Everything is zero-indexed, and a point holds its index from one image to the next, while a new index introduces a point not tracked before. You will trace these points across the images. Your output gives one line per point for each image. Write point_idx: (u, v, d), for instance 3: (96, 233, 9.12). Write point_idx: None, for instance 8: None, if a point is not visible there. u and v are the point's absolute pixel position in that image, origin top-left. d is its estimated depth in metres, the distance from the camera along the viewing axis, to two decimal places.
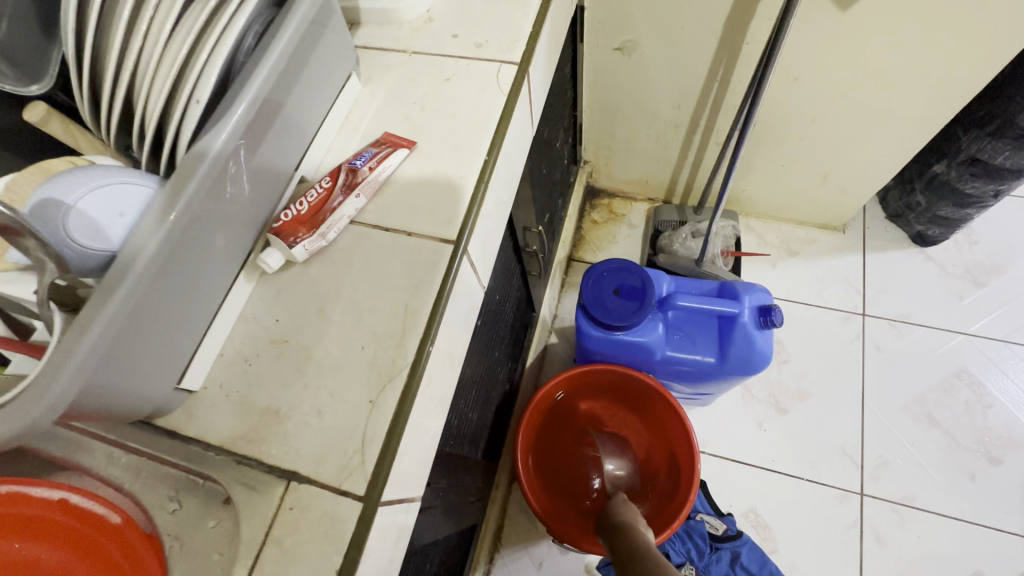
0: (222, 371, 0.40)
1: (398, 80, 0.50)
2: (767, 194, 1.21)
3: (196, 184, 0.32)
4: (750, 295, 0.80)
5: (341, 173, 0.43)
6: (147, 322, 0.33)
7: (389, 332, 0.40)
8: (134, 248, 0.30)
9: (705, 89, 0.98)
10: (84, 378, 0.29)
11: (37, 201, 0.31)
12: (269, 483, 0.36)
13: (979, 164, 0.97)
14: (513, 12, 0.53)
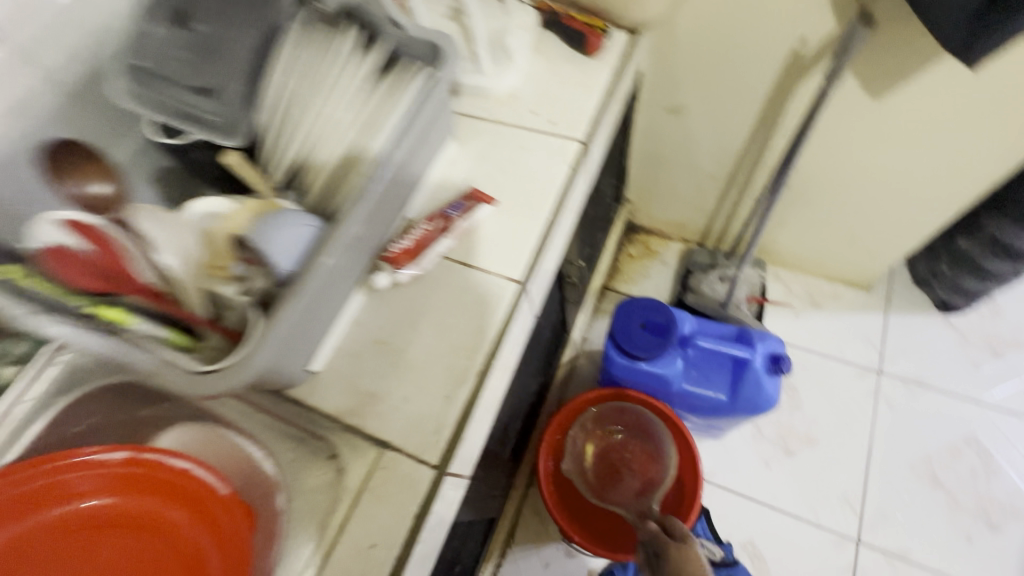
0: (336, 360, 0.53)
1: (485, 143, 0.63)
2: (797, 249, 1.29)
3: (350, 226, 0.46)
4: (764, 343, 0.90)
5: (438, 219, 0.57)
6: (303, 322, 0.46)
7: (464, 345, 0.52)
8: (308, 273, 0.43)
9: (745, 150, 1.08)
10: (267, 360, 0.42)
11: (253, 230, 0.43)
12: (367, 447, 0.49)
13: (1000, 245, 1.03)
14: (582, 97, 0.65)
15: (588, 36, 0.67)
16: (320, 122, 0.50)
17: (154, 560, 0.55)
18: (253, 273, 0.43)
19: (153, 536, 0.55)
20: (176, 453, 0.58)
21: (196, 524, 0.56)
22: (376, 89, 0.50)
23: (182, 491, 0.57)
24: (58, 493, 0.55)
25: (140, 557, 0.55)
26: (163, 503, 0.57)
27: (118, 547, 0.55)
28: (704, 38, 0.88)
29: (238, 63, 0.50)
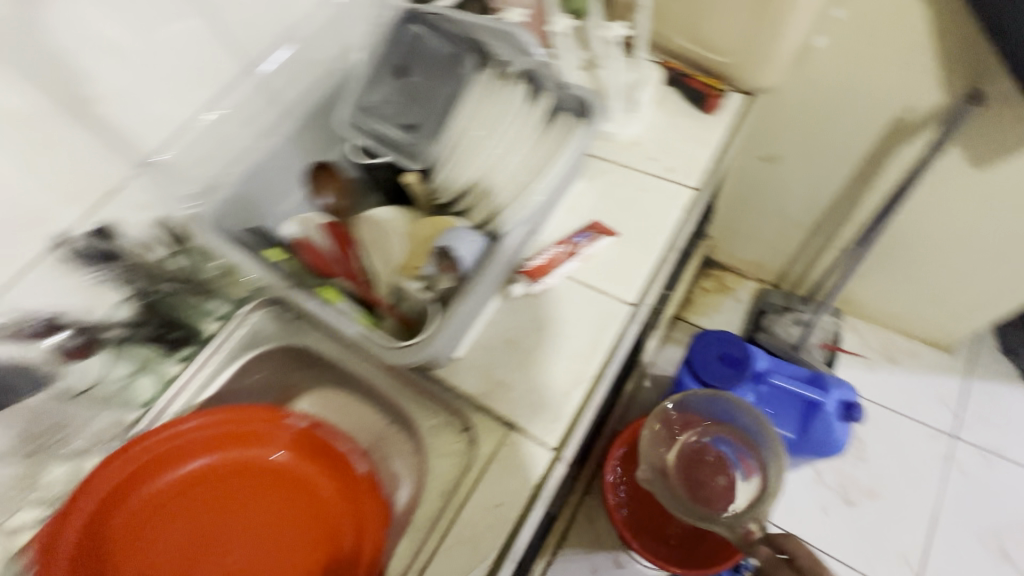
0: (475, 350, 0.64)
1: (609, 182, 0.74)
2: (877, 303, 1.30)
3: (509, 242, 0.58)
4: (839, 389, 0.95)
5: (567, 243, 0.67)
6: (462, 319, 0.57)
7: (583, 351, 0.62)
8: (476, 283, 0.55)
9: (836, 202, 1.12)
10: (438, 346, 0.54)
11: (443, 243, 0.55)
12: (497, 425, 0.60)
13: None
14: (698, 149, 0.74)
15: (708, 95, 0.76)
16: (485, 158, 0.62)
17: (304, 521, 0.63)
18: (441, 278, 0.56)
19: (308, 500, 0.65)
20: (341, 433, 0.66)
21: (341, 504, 0.64)
22: (536, 136, 0.63)
23: (337, 468, 0.65)
24: (254, 437, 0.66)
25: (295, 513, 0.64)
26: (321, 474, 0.65)
27: (282, 498, 0.65)
28: (809, 98, 0.95)
29: (435, 108, 0.65)
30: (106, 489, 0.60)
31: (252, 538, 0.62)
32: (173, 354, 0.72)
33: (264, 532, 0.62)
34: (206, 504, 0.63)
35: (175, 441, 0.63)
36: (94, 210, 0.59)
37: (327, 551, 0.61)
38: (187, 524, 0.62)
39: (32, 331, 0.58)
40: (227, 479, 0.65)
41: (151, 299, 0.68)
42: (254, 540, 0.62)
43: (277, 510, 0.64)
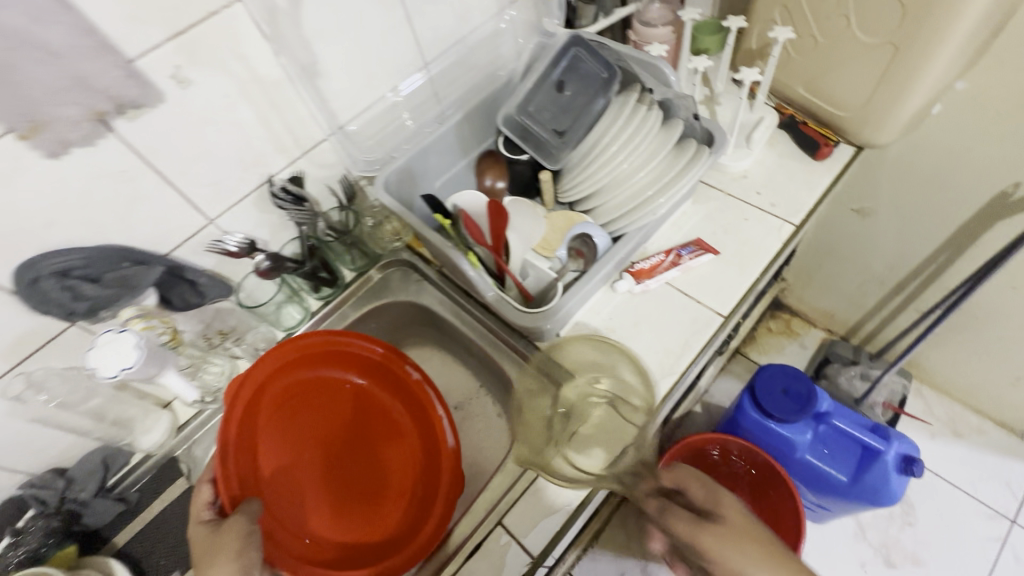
0: (576, 332, 0.73)
1: (714, 207, 0.81)
2: (949, 373, 1.30)
3: (630, 244, 0.67)
4: (900, 442, 0.97)
5: (672, 254, 0.76)
6: (578, 301, 0.66)
7: (674, 348, 0.70)
8: (598, 271, 0.64)
9: (924, 264, 1.14)
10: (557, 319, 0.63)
11: (579, 232, 0.66)
12: (588, 399, 0.68)
13: None
14: (803, 190, 0.81)
15: (822, 144, 0.82)
16: (617, 167, 0.71)
17: (393, 463, 0.74)
18: (574, 263, 0.66)
19: (398, 442, 0.75)
20: (444, 405, 0.74)
21: (426, 464, 0.73)
22: (665, 155, 0.70)
23: (433, 433, 0.74)
24: (386, 373, 0.77)
25: (390, 452, 0.75)
26: (418, 432, 0.76)
27: (385, 434, 0.76)
28: (915, 160, 0.99)
29: (578, 118, 0.74)
30: (277, 365, 0.71)
31: (356, 455, 0.74)
32: (317, 293, 0.84)
33: (361, 452, 0.74)
34: (331, 408, 0.75)
35: (336, 348, 0.75)
36: (293, 162, 0.74)
37: (404, 498, 0.72)
38: (316, 418, 0.74)
39: (236, 247, 0.70)
40: (354, 395, 0.77)
41: (314, 243, 0.80)
42: (357, 457, 0.73)
43: (379, 441, 0.75)
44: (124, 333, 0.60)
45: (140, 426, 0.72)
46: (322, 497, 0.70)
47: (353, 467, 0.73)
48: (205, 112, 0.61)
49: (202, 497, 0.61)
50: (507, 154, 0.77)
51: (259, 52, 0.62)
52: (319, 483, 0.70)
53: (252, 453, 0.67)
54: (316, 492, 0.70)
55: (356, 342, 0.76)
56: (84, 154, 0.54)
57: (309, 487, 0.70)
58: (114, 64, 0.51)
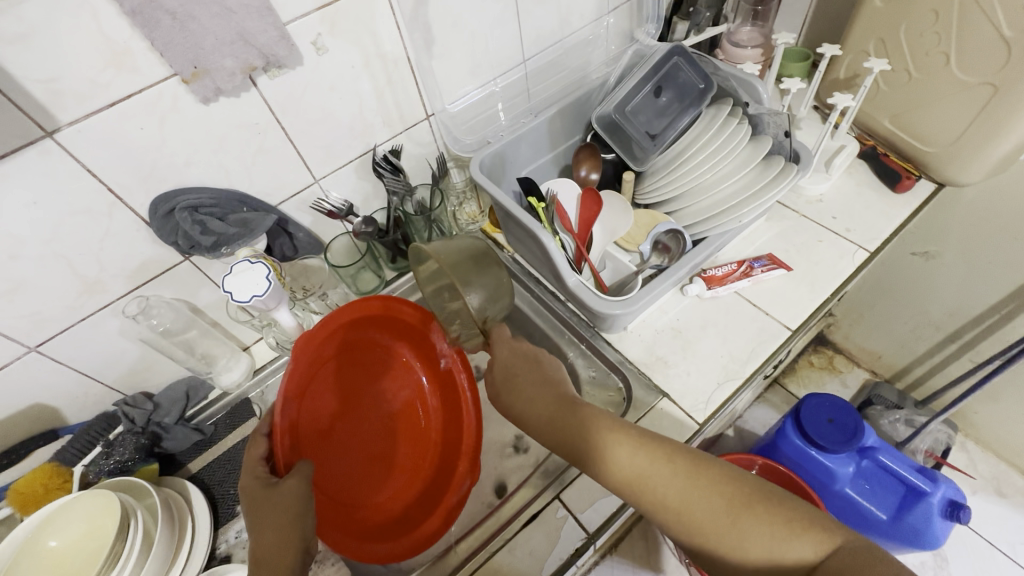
0: (643, 328, 0.76)
1: (788, 226, 0.83)
2: (999, 430, 1.26)
3: (711, 247, 0.68)
4: (947, 486, 0.94)
5: (744, 265, 0.78)
6: (656, 296, 0.68)
7: (739, 354, 0.71)
8: (682, 268, 0.65)
9: (987, 313, 1.12)
10: (636, 309, 0.65)
11: (667, 227, 0.68)
12: (650, 394, 0.70)
13: None
14: (879, 219, 0.82)
15: (904, 177, 0.83)
16: (705, 175, 0.74)
17: (414, 441, 0.76)
18: (658, 257, 0.70)
19: (418, 421, 0.77)
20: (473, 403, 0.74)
21: (444, 449, 0.75)
22: (754, 168, 0.72)
23: (457, 428, 0.74)
24: (428, 352, 0.79)
25: (410, 430, 0.76)
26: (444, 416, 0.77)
27: (409, 409, 0.78)
28: (991, 207, 0.98)
29: (672, 127, 0.77)
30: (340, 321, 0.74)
31: (382, 425, 0.75)
32: (394, 262, 0.88)
33: (383, 421, 0.75)
34: (369, 371, 0.77)
35: (390, 317, 0.78)
36: (395, 136, 0.79)
37: (413, 478, 0.73)
38: (354, 377, 0.75)
39: (332, 209, 0.77)
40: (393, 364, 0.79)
41: (399, 215, 0.84)
42: (382, 426, 0.75)
43: (403, 415, 0.77)
44: (257, 264, 0.66)
45: (222, 364, 0.78)
46: (347, 461, 0.71)
47: (380, 436, 0.74)
48: (332, 79, 0.67)
49: (254, 449, 0.63)
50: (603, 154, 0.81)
51: (387, 30, 0.67)
52: (346, 446, 0.72)
53: (298, 409, 0.69)
54: (342, 454, 0.72)
55: (407, 317, 0.77)
56: (228, 104, 0.60)
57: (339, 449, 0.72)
58: (271, 24, 0.56)
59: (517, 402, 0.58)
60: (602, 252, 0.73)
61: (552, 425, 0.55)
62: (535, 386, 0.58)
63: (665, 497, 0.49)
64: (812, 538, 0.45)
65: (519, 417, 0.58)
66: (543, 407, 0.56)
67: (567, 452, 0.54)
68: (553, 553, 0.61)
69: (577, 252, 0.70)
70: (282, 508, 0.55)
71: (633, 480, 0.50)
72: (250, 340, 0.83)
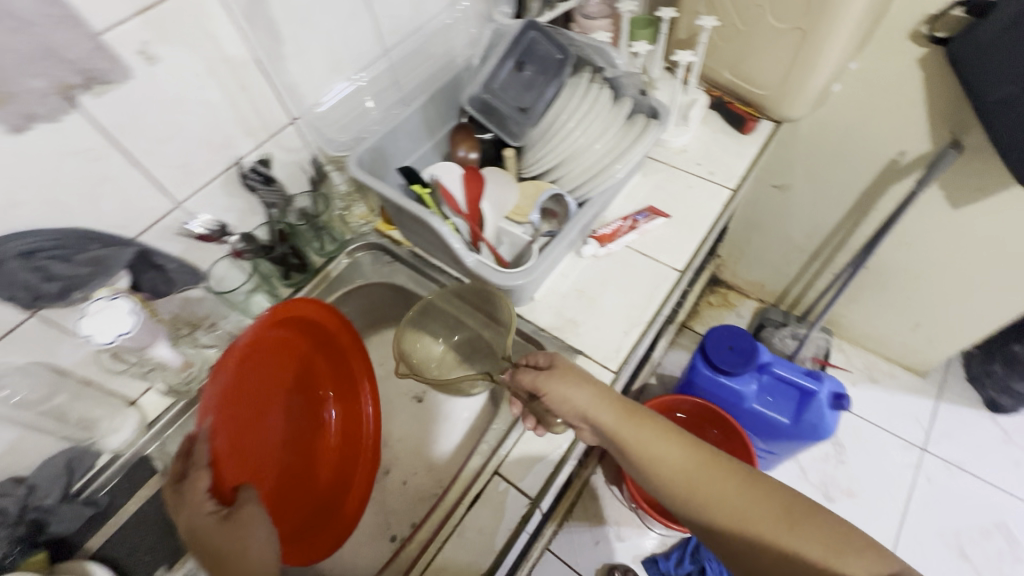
0: (549, 295, 0.79)
1: (661, 178, 0.90)
2: (864, 327, 1.48)
3: (594, 207, 0.72)
4: (830, 382, 1.09)
5: (629, 220, 0.83)
6: (552, 263, 0.71)
7: (639, 301, 0.76)
8: (570, 230, 0.68)
9: (837, 229, 1.30)
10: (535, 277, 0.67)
11: (551, 193, 0.72)
12: (568, 354, 0.73)
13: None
14: (734, 159, 0.91)
15: (747, 120, 0.93)
16: (577, 141, 0.78)
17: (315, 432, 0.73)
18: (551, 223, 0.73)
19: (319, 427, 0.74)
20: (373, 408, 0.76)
21: (348, 431, 0.75)
22: (621, 129, 0.77)
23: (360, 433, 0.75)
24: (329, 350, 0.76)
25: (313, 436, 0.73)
26: (343, 404, 0.77)
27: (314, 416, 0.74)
28: (822, 137, 1.13)
29: (537, 98, 0.80)
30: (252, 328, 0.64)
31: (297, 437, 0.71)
32: (288, 279, 0.84)
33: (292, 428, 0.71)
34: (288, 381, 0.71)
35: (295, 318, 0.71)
36: (260, 145, 0.73)
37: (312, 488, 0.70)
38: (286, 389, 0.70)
39: (205, 231, 0.71)
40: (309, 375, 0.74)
41: (283, 227, 0.80)
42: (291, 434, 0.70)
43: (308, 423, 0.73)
44: (118, 300, 0.60)
45: (106, 426, 0.70)
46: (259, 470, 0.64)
47: (284, 437, 0.69)
48: (172, 90, 0.61)
49: (195, 484, 0.51)
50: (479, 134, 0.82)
51: (227, 30, 0.62)
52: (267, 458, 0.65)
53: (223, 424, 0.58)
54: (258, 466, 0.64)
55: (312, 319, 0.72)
56: (48, 131, 0.53)
57: (255, 465, 0.63)
58: (84, 36, 0.50)
59: (574, 393, 0.60)
60: (495, 226, 0.73)
61: (611, 416, 0.59)
62: (590, 384, 0.60)
63: (715, 498, 0.54)
64: (852, 555, 0.49)
65: (568, 409, 0.60)
66: (588, 389, 0.60)
67: (622, 432, 0.59)
68: (501, 527, 0.62)
69: (467, 228, 0.70)
70: (243, 538, 0.47)
71: (679, 472, 0.56)
72: (136, 392, 0.74)
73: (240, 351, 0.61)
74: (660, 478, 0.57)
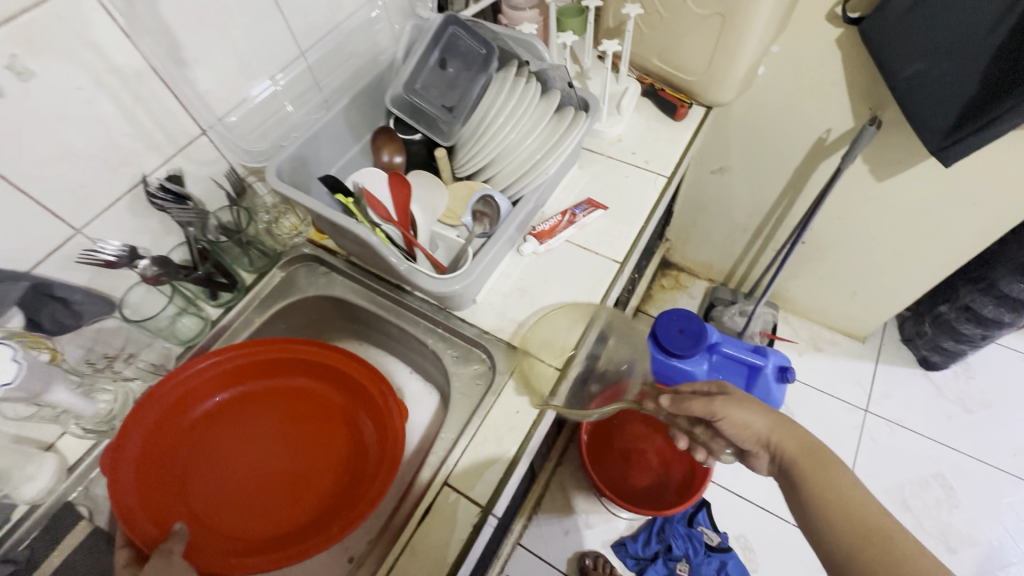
0: (491, 296, 0.77)
1: (597, 169, 0.90)
2: (807, 299, 1.54)
3: (529, 205, 0.71)
4: (775, 355, 1.12)
5: (567, 214, 0.83)
6: (488, 265, 0.70)
7: (582, 296, 0.76)
8: (503, 231, 0.67)
9: (774, 207, 1.34)
10: (471, 282, 0.66)
11: (481, 194, 0.70)
12: (513, 354, 0.72)
13: (996, 290, 1.19)
14: (668, 146, 0.92)
15: (678, 106, 0.94)
16: (508, 138, 0.76)
17: (314, 432, 0.73)
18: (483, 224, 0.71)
19: (319, 418, 0.74)
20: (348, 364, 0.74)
21: (360, 400, 0.74)
22: (552, 122, 0.77)
23: (356, 392, 0.74)
24: (264, 368, 0.75)
25: (312, 431, 0.73)
26: (325, 382, 0.76)
27: (299, 419, 0.74)
28: (754, 119, 1.16)
29: (464, 95, 0.77)
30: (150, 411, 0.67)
31: (295, 447, 0.72)
32: (216, 299, 0.79)
33: (285, 443, 0.72)
34: (240, 422, 0.73)
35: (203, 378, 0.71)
36: (168, 160, 0.69)
37: (338, 468, 0.71)
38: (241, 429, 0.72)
39: (114, 257, 0.64)
40: (259, 402, 0.75)
41: (204, 245, 0.75)
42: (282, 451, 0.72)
43: (297, 427, 0.74)
44: None
45: (20, 476, 0.64)
46: (257, 502, 0.68)
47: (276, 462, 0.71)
48: (55, 106, 0.56)
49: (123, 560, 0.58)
50: (406, 135, 0.79)
51: (114, 38, 0.57)
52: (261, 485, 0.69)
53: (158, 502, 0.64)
54: (258, 501, 0.68)
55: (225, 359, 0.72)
56: None
57: (246, 501, 0.67)
58: None
59: (749, 415, 0.63)
60: (428, 231, 0.72)
61: (794, 447, 0.61)
62: (773, 417, 0.63)
63: (901, 547, 0.51)
64: None
65: (739, 431, 0.63)
66: (766, 415, 0.63)
67: (805, 461, 0.60)
68: (454, 538, 0.61)
69: (398, 236, 0.68)
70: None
71: (849, 503, 0.56)
72: (51, 436, 0.68)
73: (144, 437, 0.66)
74: (830, 505, 0.56)
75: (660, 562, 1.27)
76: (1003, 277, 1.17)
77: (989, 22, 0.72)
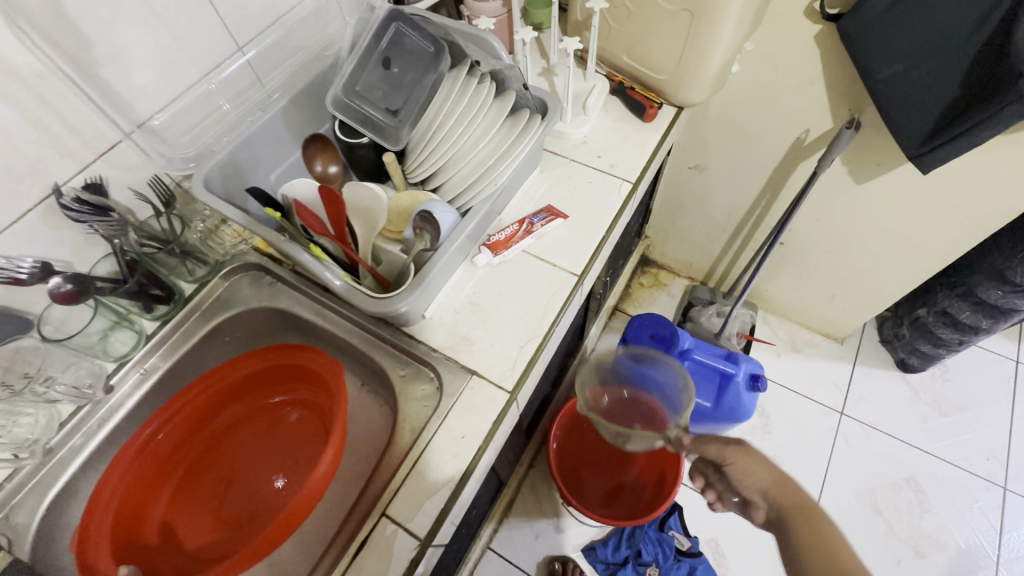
0: (441, 310, 0.73)
1: (560, 174, 0.85)
2: (785, 299, 1.51)
3: (478, 217, 0.67)
4: (747, 363, 1.09)
5: (524, 223, 0.78)
6: (434, 282, 0.66)
7: (536, 311, 0.72)
8: (446, 248, 0.63)
9: (753, 207, 1.30)
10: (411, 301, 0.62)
11: (422, 208, 0.65)
12: (461, 374, 0.69)
13: (977, 298, 1.16)
14: (634, 149, 0.87)
15: (647, 106, 0.89)
16: (459, 144, 0.71)
17: (288, 440, 0.77)
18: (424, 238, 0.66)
19: (291, 425, 0.78)
20: (297, 356, 0.74)
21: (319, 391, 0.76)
22: (507, 126, 0.72)
23: (314, 387, 0.76)
24: (227, 397, 0.76)
25: (288, 438, 0.77)
26: (283, 386, 0.78)
27: (272, 433, 0.77)
28: (732, 116, 1.11)
29: (411, 96, 0.72)
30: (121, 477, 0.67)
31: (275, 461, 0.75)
32: (150, 312, 0.74)
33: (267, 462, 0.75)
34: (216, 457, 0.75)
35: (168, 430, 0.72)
36: (87, 167, 0.64)
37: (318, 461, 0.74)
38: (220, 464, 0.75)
39: (26, 273, 0.59)
40: (232, 433, 0.77)
41: (133, 256, 0.70)
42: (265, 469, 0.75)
43: (272, 442, 0.77)
44: None
45: None
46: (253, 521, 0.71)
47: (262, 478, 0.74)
48: None
49: None
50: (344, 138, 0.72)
51: (5, 35, 0.52)
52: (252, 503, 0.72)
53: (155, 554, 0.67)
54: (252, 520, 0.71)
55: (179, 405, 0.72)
56: None
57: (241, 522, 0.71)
58: None
59: (753, 464, 0.62)
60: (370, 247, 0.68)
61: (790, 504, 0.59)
62: (777, 473, 0.61)
63: None
64: None
65: (742, 479, 0.62)
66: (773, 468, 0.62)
67: (795, 518, 0.58)
68: (390, 572, 0.58)
69: (337, 254, 0.66)
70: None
71: (832, 572, 0.53)
72: None
73: (120, 498, 0.66)
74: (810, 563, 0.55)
75: (629, 568, 1.26)
76: (982, 283, 1.14)
77: (970, 25, 0.68)
